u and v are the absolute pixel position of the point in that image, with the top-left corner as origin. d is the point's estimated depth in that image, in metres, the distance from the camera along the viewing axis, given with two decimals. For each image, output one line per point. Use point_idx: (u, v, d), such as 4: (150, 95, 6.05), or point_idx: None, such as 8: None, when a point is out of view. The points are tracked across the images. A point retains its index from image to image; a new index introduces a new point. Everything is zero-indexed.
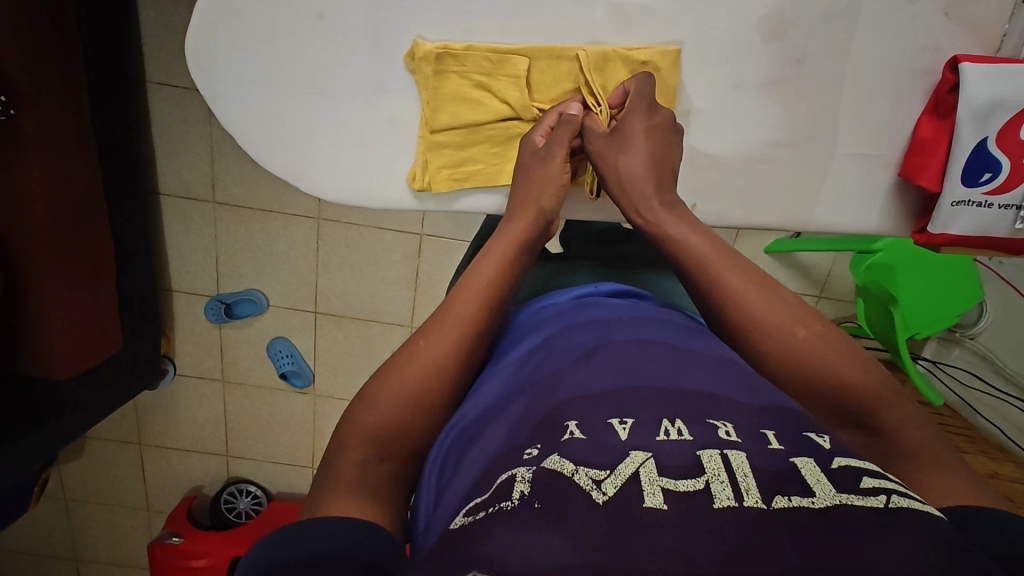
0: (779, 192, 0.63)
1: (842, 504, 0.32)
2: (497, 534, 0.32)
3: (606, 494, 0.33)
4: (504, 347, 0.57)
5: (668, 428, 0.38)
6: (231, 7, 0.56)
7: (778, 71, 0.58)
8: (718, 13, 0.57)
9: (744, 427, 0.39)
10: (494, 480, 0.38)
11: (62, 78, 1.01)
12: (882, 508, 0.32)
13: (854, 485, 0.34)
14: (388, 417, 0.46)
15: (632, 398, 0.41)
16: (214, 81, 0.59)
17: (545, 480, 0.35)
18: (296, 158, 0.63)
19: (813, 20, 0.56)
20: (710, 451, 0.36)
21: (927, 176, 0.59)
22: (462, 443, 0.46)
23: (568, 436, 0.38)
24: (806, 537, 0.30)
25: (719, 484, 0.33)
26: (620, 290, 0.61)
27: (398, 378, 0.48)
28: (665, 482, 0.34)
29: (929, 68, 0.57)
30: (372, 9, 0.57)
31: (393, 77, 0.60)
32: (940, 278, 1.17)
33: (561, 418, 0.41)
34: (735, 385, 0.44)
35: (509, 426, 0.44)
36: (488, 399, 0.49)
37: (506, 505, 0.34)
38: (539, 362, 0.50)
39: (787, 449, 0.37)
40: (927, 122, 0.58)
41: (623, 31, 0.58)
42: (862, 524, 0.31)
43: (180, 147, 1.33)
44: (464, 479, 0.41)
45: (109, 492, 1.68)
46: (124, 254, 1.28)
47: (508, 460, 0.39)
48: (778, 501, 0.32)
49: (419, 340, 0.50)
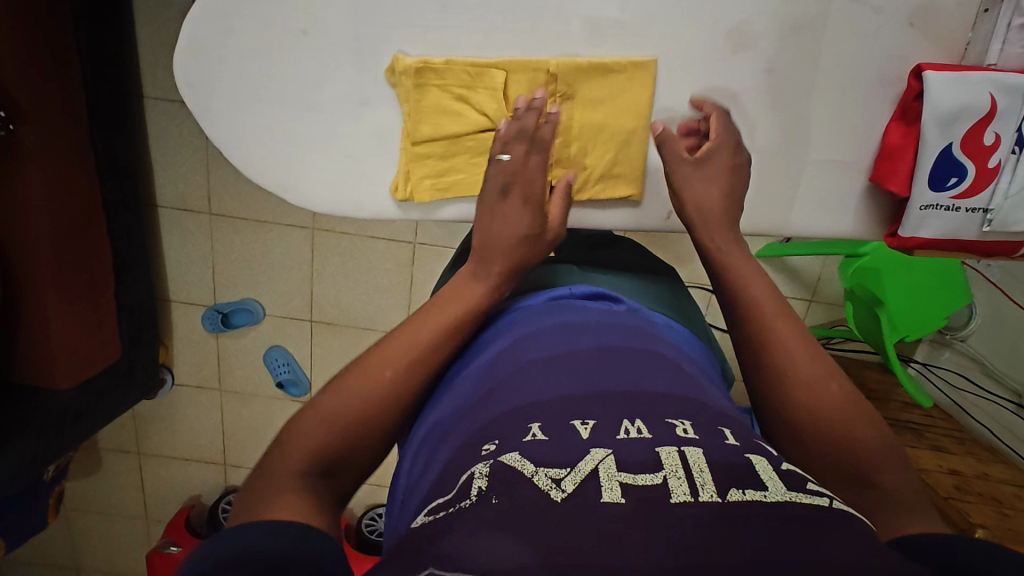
0: (754, 196, 0.64)
1: (791, 500, 0.34)
2: (457, 532, 0.34)
3: (565, 491, 0.35)
4: (474, 343, 0.58)
5: (628, 427, 0.40)
6: (219, 27, 0.58)
7: (751, 82, 0.60)
8: (690, 26, 0.58)
9: (702, 424, 0.42)
10: (457, 478, 0.40)
11: (62, 93, 1.04)
12: (828, 507, 0.35)
13: (802, 486, 0.36)
14: (376, 383, 0.49)
15: (592, 402, 0.43)
16: (204, 96, 0.60)
17: (503, 475, 0.36)
18: (284, 171, 0.64)
19: (782, 32, 0.58)
20: (668, 448, 0.38)
21: (897, 181, 0.60)
22: (433, 446, 0.48)
23: (529, 438, 0.40)
24: (761, 524, 0.32)
25: (676, 479, 0.35)
26: (593, 291, 0.63)
27: (392, 349, 0.51)
28: (622, 476, 0.36)
29: (896, 76, 0.59)
30: (355, 25, 0.59)
31: (378, 91, 0.62)
32: (924, 285, 1.18)
33: (524, 420, 0.42)
34: (691, 389, 0.46)
35: (471, 424, 0.46)
36: (457, 399, 0.51)
37: (465, 502, 0.36)
38: (506, 359, 0.52)
39: (743, 446, 0.40)
40: (896, 128, 0.60)
41: (597, 44, 0.59)
42: (806, 517, 0.33)
43: (176, 159, 1.35)
44: (430, 480, 0.44)
45: (107, 501, 1.69)
46: (121, 265, 1.30)
47: (469, 458, 0.41)
48: (733, 494, 0.34)
49: (378, 366, 0.50)
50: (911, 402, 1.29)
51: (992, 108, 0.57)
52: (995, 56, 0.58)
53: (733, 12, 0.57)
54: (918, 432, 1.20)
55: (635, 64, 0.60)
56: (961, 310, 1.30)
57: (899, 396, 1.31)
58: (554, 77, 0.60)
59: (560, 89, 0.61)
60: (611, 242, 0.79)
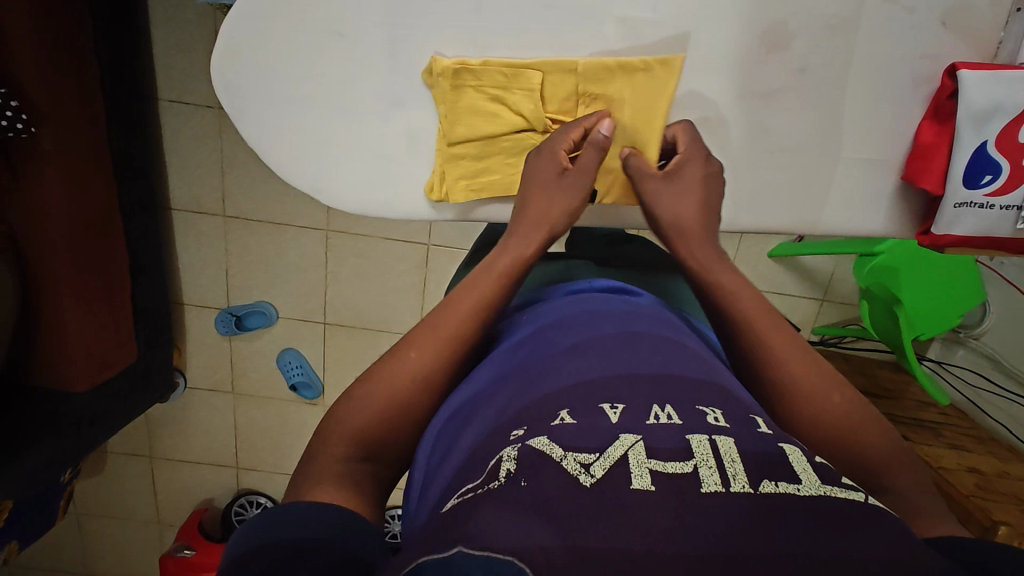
0: (786, 197, 0.65)
1: (825, 495, 0.34)
2: (481, 514, 0.33)
3: (594, 476, 0.35)
4: (493, 338, 0.60)
5: (658, 413, 0.41)
6: (254, 29, 0.58)
7: (783, 82, 0.60)
8: (725, 27, 0.59)
9: (733, 414, 0.42)
10: (486, 462, 0.40)
11: (80, 97, 1.04)
12: (862, 502, 0.35)
13: (836, 479, 0.36)
14: (427, 361, 0.52)
15: (620, 387, 0.45)
16: (237, 99, 0.60)
17: (531, 459, 0.37)
18: (315, 172, 0.65)
19: (817, 32, 0.58)
20: (698, 436, 0.38)
21: (930, 179, 0.61)
22: (452, 433, 0.49)
23: (558, 421, 0.41)
24: (797, 518, 0.32)
25: (707, 469, 0.35)
26: (611, 286, 0.65)
27: (441, 322, 0.54)
28: (653, 464, 0.36)
29: (928, 75, 0.59)
30: (389, 27, 0.59)
31: (412, 92, 0.62)
32: (941, 284, 1.19)
33: (552, 405, 0.43)
34: (718, 377, 0.48)
35: (497, 411, 0.47)
36: (480, 384, 0.52)
37: (493, 484, 0.36)
38: (534, 349, 0.53)
39: (775, 434, 0.41)
40: (929, 127, 0.60)
41: (632, 46, 0.60)
42: (842, 512, 0.33)
43: (191, 162, 1.35)
44: (456, 468, 0.43)
45: (121, 505, 1.69)
46: (138, 268, 1.30)
47: (497, 442, 0.42)
48: (765, 486, 0.35)
49: (408, 352, 0.53)
50: (926, 400, 1.29)
51: None
52: None
53: (766, 11, 0.58)
54: (933, 430, 1.21)
55: (669, 67, 0.60)
56: (975, 309, 1.30)
57: (912, 394, 1.31)
58: (588, 78, 0.61)
59: (592, 89, 0.62)
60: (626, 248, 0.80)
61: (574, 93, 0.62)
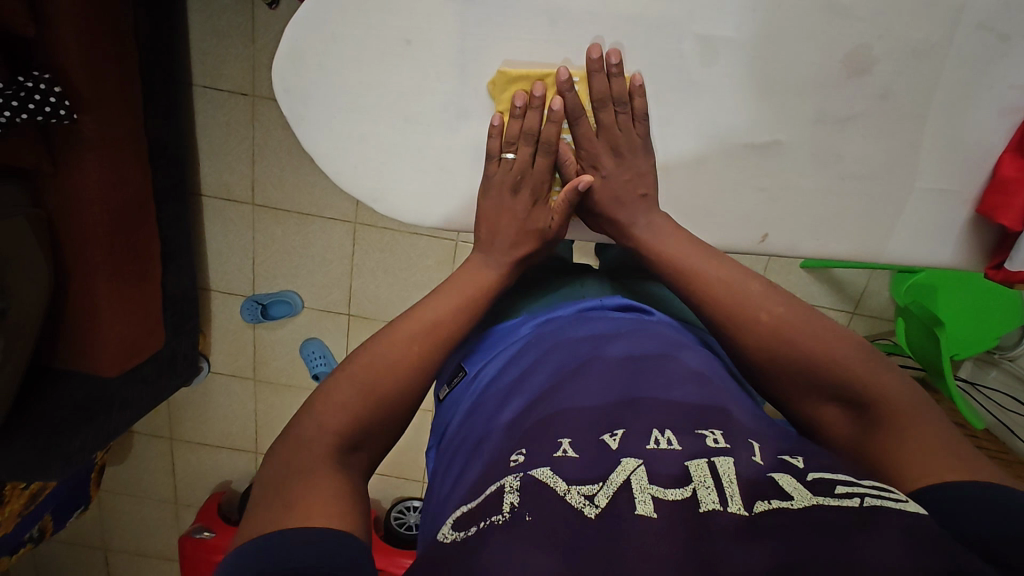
0: (855, 228, 0.63)
1: (818, 505, 0.35)
2: (493, 546, 0.35)
3: (598, 507, 0.36)
4: (507, 352, 0.61)
5: (657, 437, 0.42)
6: (324, 33, 0.57)
7: (862, 108, 0.59)
8: (809, 48, 0.57)
9: (732, 434, 0.43)
10: (485, 488, 0.42)
11: (121, 82, 1.03)
12: (858, 507, 0.35)
13: (830, 491, 0.37)
14: (401, 351, 0.53)
15: (623, 414, 0.46)
16: (299, 103, 0.60)
17: (534, 490, 0.38)
18: (372, 181, 0.64)
19: (901, 58, 0.56)
20: (698, 461, 0.39)
21: (1011, 214, 0.59)
22: (466, 455, 0.50)
23: (561, 453, 0.42)
24: (791, 532, 0.33)
25: (705, 489, 0.37)
26: (625, 303, 0.65)
27: (413, 318, 0.56)
28: (655, 490, 0.37)
29: (1015, 106, 0.58)
30: (461, 36, 0.58)
31: (476, 103, 0.61)
32: (976, 306, 1.16)
33: (555, 435, 0.44)
34: (719, 396, 0.48)
35: (502, 434, 0.48)
36: (490, 406, 0.54)
37: (497, 518, 0.37)
38: (539, 370, 0.54)
39: (767, 464, 0.40)
40: (1011, 161, 0.59)
41: (707, 64, 0.58)
42: (838, 522, 0.34)
43: (222, 149, 1.34)
44: (461, 491, 0.46)
45: (139, 484, 1.71)
46: (167, 254, 1.30)
47: (498, 471, 0.43)
48: (759, 506, 0.35)
49: (378, 339, 0.55)
50: (955, 421, 1.27)
51: None
52: None
53: (850, 35, 0.56)
54: None
55: (745, 90, 0.59)
56: (1012, 331, 1.28)
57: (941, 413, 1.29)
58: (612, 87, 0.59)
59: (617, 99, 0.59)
60: (643, 283, 0.73)
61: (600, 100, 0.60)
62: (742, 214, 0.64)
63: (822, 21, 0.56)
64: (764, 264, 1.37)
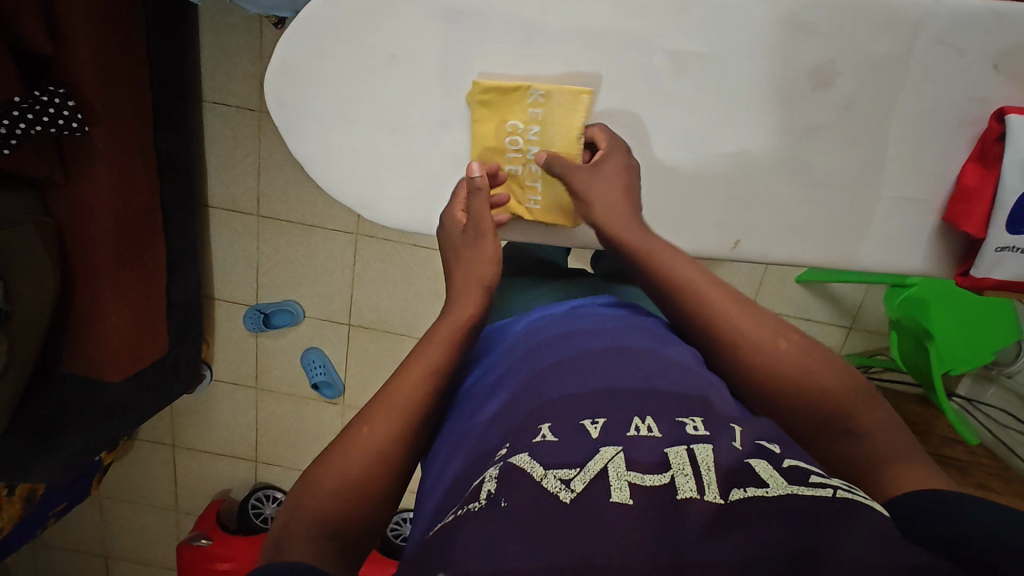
0: (823, 235, 0.66)
1: (792, 493, 0.37)
2: (464, 534, 0.37)
3: (574, 491, 0.38)
4: (499, 350, 0.62)
5: (638, 424, 0.44)
6: (313, 49, 0.60)
7: (830, 117, 0.61)
8: (776, 60, 0.59)
9: (713, 420, 0.45)
10: (470, 484, 0.44)
11: (132, 95, 1.08)
12: (830, 498, 0.37)
13: (804, 480, 0.39)
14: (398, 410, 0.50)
15: (603, 401, 0.47)
16: (291, 115, 0.63)
17: (512, 475, 0.39)
18: (361, 187, 0.67)
19: (864, 70, 0.59)
20: (677, 448, 0.41)
21: (973, 222, 0.61)
22: (452, 447, 0.52)
23: (539, 438, 0.43)
24: (768, 519, 0.35)
25: (684, 477, 0.38)
26: (614, 301, 0.67)
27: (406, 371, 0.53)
28: (632, 476, 0.38)
29: (976, 117, 0.60)
30: (443, 51, 0.61)
31: (458, 115, 0.64)
32: (969, 319, 1.16)
33: (537, 422, 0.46)
34: (702, 389, 0.49)
35: (486, 428, 0.49)
36: (479, 402, 0.55)
37: (475, 504, 0.39)
38: (526, 363, 0.55)
39: (746, 449, 0.42)
40: (972, 170, 0.61)
41: (678, 77, 0.61)
42: (808, 510, 0.36)
43: (228, 162, 1.38)
44: (447, 484, 0.47)
45: (142, 491, 1.73)
46: (173, 263, 1.34)
47: (486, 463, 0.45)
48: (734, 494, 0.37)
49: (376, 399, 0.51)
50: (952, 437, 1.26)
51: None
52: None
53: (816, 49, 0.58)
54: (962, 469, 1.19)
55: (715, 101, 0.61)
56: (1009, 346, 1.27)
57: (938, 429, 1.28)
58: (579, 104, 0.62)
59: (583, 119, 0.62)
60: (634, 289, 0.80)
61: (567, 117, 0.62)
62: (715, 220, 0.66)
63: (786, 36, 0.58)
64: (760, 277, 1.38)
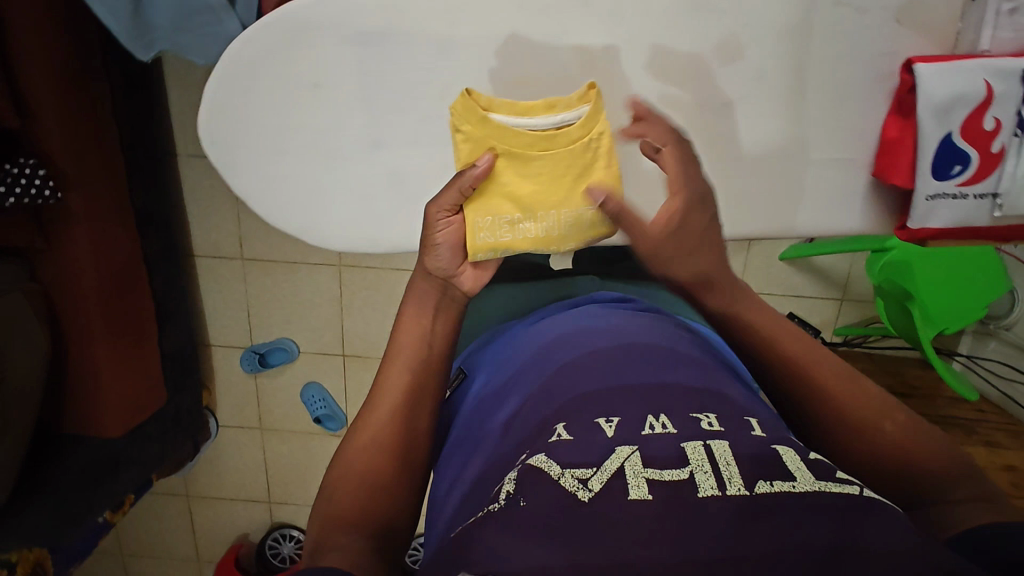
0: (763, 203, 0.71)
1: (820, 489, 0.39)
2: (485, 535, 0.39)
3: (592, 490, 0.40)
4: (505, 359, 0.68)
5: (653, 422, 0.46)
6: (237, 88, 0.63)
7: (745, 89, 0.67)
8: (683, 43, 0.65)
9: (726, 415, 0.48)
10: (490, 491, 0.46)
11: (104, 159, 1.12)
12: (857, 494, 0.39)
13: (831, 476, 0.41)
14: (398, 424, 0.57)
15: (615, 399, 0.50)
16: (225, 152, 0.66)
17: (531, 476, 0.41)
18: (303, 215, 0.70)
19: (770, 44, 0.65)
20: (693, 443, 0.43)
21: (899, 172, 0.68)
22: (469, 453, 0.56)
23: (555, 438, 0.46)
24: (792, 515, 0.37)
25: (704, 474, 0.40)
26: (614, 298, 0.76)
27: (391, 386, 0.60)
28: (649, 473, 0.41)
29: (890, 71, 0.66)
30: (361, 74, 0.64)
31: (385, 133, 0.67)
32: (957, 274, 1.14)
33: (553, 424, 0.49)
34: (705, 378, 0.53)
35: (504, 433, 0.54)
36: (496, 408, 0.59)
37: (494, 506, 0.41)
38: (535, 370, 0.60)
39: (768, 438, 0.45)
40: (893, 123, 0.67)
41: (585, 72, 0.66)
42: (832, 502, 0.38)
43: (207, 210, 1.42)
44: (467, 486, 0.51)
45: (161, 544, 1.75)
46: (162, 314, 1.37)
47: (508, 467, 0.48)
48: (760, 487, 0.39)
49: (370, 419, 0.57)
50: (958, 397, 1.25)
51: (987, 94, 0.63)
52: (987, 42, 0.64)
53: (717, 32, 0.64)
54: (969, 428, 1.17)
55: (630, 94, 0.67)
56: (1002, 297, 1.25)
57: (945, 391, 1.26)
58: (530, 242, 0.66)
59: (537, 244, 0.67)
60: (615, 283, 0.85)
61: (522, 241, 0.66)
62: None
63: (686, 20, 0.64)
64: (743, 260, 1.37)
